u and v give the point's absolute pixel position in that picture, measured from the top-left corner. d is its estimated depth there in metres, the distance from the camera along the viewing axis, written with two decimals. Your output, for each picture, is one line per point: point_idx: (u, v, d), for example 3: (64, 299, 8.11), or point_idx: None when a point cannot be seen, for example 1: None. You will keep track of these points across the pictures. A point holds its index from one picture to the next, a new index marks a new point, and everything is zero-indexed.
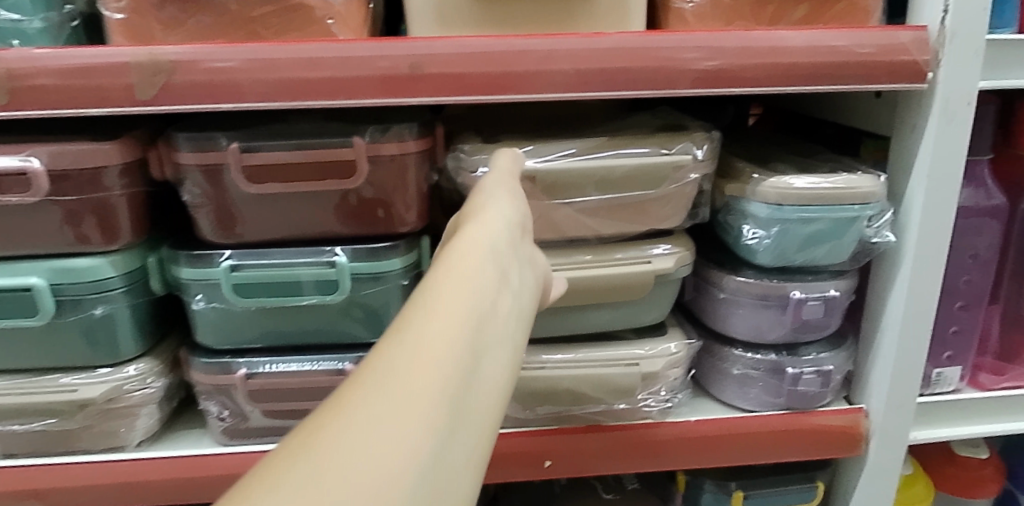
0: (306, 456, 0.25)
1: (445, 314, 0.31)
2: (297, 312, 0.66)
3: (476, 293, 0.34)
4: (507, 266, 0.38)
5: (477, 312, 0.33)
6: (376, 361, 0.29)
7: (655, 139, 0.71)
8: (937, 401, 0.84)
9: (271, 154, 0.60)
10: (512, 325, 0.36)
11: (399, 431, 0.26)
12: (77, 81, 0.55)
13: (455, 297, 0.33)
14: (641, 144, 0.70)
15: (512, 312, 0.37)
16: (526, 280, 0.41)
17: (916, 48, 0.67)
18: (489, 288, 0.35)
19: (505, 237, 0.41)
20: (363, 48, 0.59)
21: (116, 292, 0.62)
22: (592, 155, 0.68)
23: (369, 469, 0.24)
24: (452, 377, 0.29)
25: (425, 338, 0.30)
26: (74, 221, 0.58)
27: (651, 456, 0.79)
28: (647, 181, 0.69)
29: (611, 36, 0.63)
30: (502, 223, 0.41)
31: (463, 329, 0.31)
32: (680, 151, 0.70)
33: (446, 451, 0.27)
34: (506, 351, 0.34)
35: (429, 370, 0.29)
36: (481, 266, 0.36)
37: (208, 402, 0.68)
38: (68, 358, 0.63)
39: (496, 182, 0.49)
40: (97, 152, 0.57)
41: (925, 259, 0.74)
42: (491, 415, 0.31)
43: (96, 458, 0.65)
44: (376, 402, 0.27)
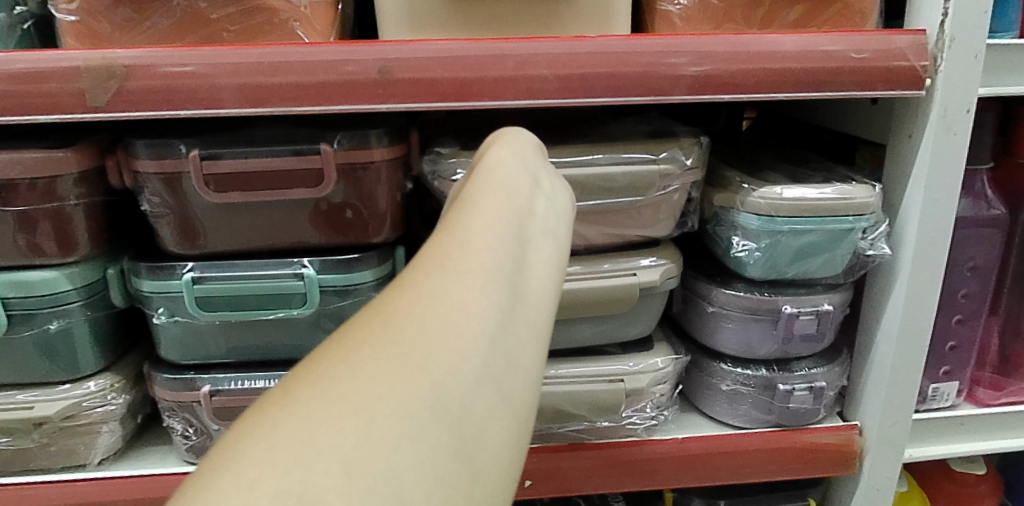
0: (295, 390, 0.23)
1: (451, 244, 0.29)
2: (265, 327, 0.63)
3: (489, 215, 0.31)
4: (533, 188, 0.35)
5: (507, 237, 0.30)
6: (378, 297, 0.27)
7: (644, 144, 0.67)
8: (933, 418, 0.81)
9: (232, 163, 0.57)
10: (548, 245, 0.33)
11: (401, 366, 0.23)
12: (24, 86, 0.52)
13: (463, 223, 0.30)
14: (626, 151, 0.67)
15: (547, 234, 0.33)
16: (564, 200, 0.37)
17: (913, 53, 0.64)
18: (508, 213, 0.31)
19: (525, 161, 0.37)
20: (330, 52, 0.56)
21: (73, 306, 0.60)
22: (576, 160, 0.66)
23: (364, 402, 0.22)
24: (465, 306, 0.26)
25: (431, 279, 0.27)
26: (26, 230, 0.56)
27: (636, 475, 0.76)
28: (632, 189, 0.66)
29: (593, 40, 0.60)
30: (519, 154, 0.38)
31: (475, 255, 0.28)
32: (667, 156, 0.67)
33: (467, 381, 0.24)
34: (543, 270, 0.31)
35: (433, 299, 0.26)
36: (496, 190, 0.33)
37: (172, 420, 0.65)
38: (23, 374, 0.60)
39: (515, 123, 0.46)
40: (50, 160, 0.55)
41: (921, 272, 0.71)
42: (532, 338, 0.28)
43: (54, 478, 0.62)
44: (371, 336, 0.24)
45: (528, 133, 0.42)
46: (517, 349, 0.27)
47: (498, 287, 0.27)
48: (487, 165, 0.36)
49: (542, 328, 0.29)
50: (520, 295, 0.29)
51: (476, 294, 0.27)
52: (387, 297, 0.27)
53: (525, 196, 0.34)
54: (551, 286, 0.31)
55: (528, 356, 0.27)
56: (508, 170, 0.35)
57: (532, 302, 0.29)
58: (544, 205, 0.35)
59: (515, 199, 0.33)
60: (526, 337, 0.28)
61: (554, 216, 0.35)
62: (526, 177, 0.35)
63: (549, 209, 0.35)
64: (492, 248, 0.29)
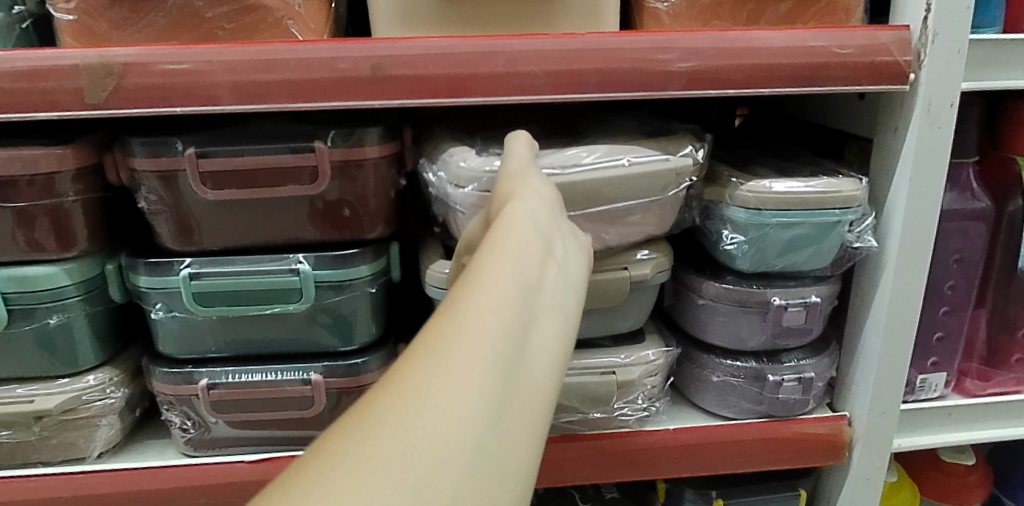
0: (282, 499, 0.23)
1: (452, 331, 0.28)
2: (261, 321, 0.64)
3: (496, 292, 0.30)
4: (544, 257, 0.35)
5: (510, 324, 0.30)
6: (379, 383, 0.27)
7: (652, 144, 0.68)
8: (921, 408, 0.83)
9: (229, 160, 0.58)
10: (553, 322, 0.33)
11: (385, 477, 0.24)
12: (23, 84, 0.53)
13: (471, 300, 0.30)
14: (641, 150, 0.66)
15: (551, 314, 0.33)
16: (572, 271, 0.37)
17: (897, 48, 0.65)
18: (514, 293, 0.31)
19: (539, 225, 0.37)
20: (322, 49, 0.57)
21: (72, 301, 0.61)
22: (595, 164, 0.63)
23: None
24: (457, 407, 0.26)
25: (428, 373, 0.27)
26: (26, 226, 0.57)
27: (629, 465, 0.77)
28: (646, 191, 0.65)
29: (582, 37, 0.61)
30: (532, 221, 0.37)
31: (476, 345, 0.28)
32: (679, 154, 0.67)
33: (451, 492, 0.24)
34: (544, 352, 0.31)
35: (426, 398, 0.26)
36: (508, 262, 0.32)
37: (171, 413, 0.66)
38: (23, 368, 0.61)
39: (530, 165, 0.45)
40: (49, 157, 0.56)
41: (906, 264, 0.72)
42: (524, 433, 0.28)
43: (54, 470, 0.63)
44: (362, 439, 0.25)
45: (541, 189, 0.42)
46: (507, 450, 0.27)
47: (493, 383, 0.27)
48: (500, 230, 0.35)
49: (538, 420, 0.29)
50: (518, 386, 0.29)
51: (474, 385, 0.27)
52: (387, 384, 0.27)
53: (536, 269, 0.33)
54: (552, 367, 0.31)
55: (519, 456, 0.27)
56: (522, 237, 0.35)
57: (529, 390, 0.29)
58: (552, 279, 0.35)
59: (525, 272, 0.32)
60: (520, 432, 0.28)
61: (560, 292, 0.35)
62: (538, 247, 0.35)
63: (556, 283, 0.35)
64: (492, 336, 0.28)
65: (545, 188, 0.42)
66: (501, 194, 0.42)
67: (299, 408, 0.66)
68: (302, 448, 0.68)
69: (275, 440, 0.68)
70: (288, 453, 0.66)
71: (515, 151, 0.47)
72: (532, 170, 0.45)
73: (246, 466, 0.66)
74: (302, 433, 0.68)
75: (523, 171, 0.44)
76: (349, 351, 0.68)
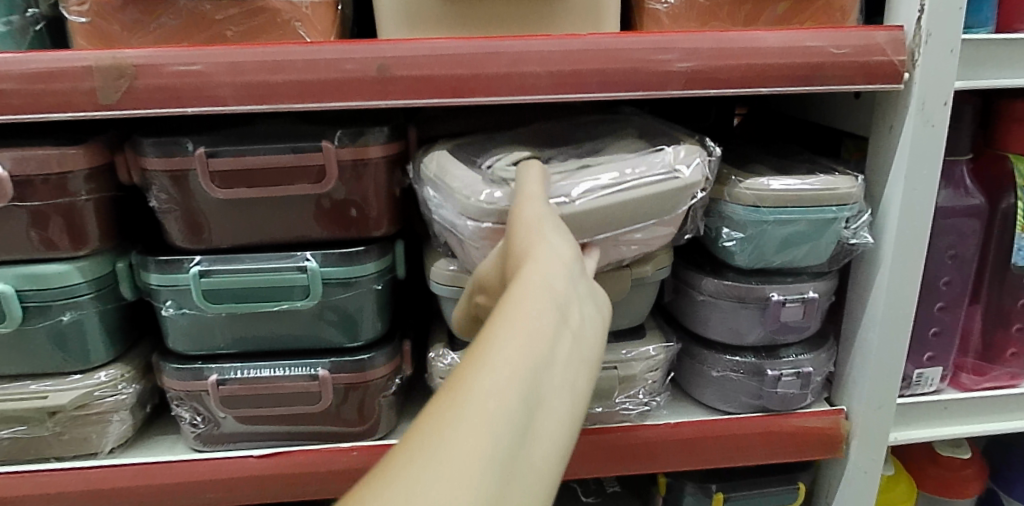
0: None
1: (468, 397, 0.29)
2: (269, 318, 0.65)
3: (499, 376, 0.30)
4: (564, 309, 0.35)
5: (526, 390, 0.30)
6: (395, 448, 0.28)
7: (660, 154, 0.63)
8: (917, 403, 0.84)
9: (238, 159, 0.59)
10: (569, 379, 0.33)
11: None
12: (38, 85, 0.55)
13: (489, 361, 0.30)
14: (649, 165, 0.60)
15: (568, 372, 0.33)
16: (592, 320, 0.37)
17: (892, 48, 0.66)
18: (530, 355, 0.31)
19: (555, 289, 0.35)
20: (329, 51, 0.58)
21: (84, 298, 0.62)
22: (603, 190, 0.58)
23: None
24: (468, 478, 0.26)
25: (440, 443, 0.27)
26: (39, 225, 0.58)
27: (630, 459, 0.78)
28: (654, 212, 0.60)
29: (583, 38, 0.62)
30: (552, 268, 0.36)
31: (490, 414, 0.28)
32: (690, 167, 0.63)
33: None
34: (559, 414, 0.31)
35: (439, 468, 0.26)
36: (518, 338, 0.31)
37: (181, 408, 0.67)
38: (37, 365, 0.63)
39: (547, 212, 0.44)
40: (63, 157, 0.57)
41: (902, 260, 0.74)
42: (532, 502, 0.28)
43: (68, 465, 0.64)
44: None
45: (562, 242, 0.40)
46: None
47: (504, 455, 0.27)
48: (512, 297, 0.34)
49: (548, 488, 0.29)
50: (515, 479, 0.28)
51: (486, 457, 0.27)
52: (403, 450, 0.27)
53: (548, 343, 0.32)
54: (566, 429, 0.31)
55: None
56: (532, 308, 0.33)
57: (541, 456, 0.29)
58: (566, 351, 0.33)
59: (534, 349, 0.31)
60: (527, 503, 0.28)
61: (573, 363, 0.33)
62: (557, 299, 0.35)
63: (570, 353, 0.34)
64: (506, 404, 0.29)
65: (567, 241, 0.40)
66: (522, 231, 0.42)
67: (307, 403, 0.67)
68: (309, 443, 0.69)
69: (283, 435, 0.69)
70: (296, 448, 0.67)
71: (528, 196, 0.45)
72: (552, 217, 0.43)
73: (254, 461, 0.67)
74: (309, 428, 0.69)
75: (541, 219, 0.42)
76: (356, 347, 0.69)
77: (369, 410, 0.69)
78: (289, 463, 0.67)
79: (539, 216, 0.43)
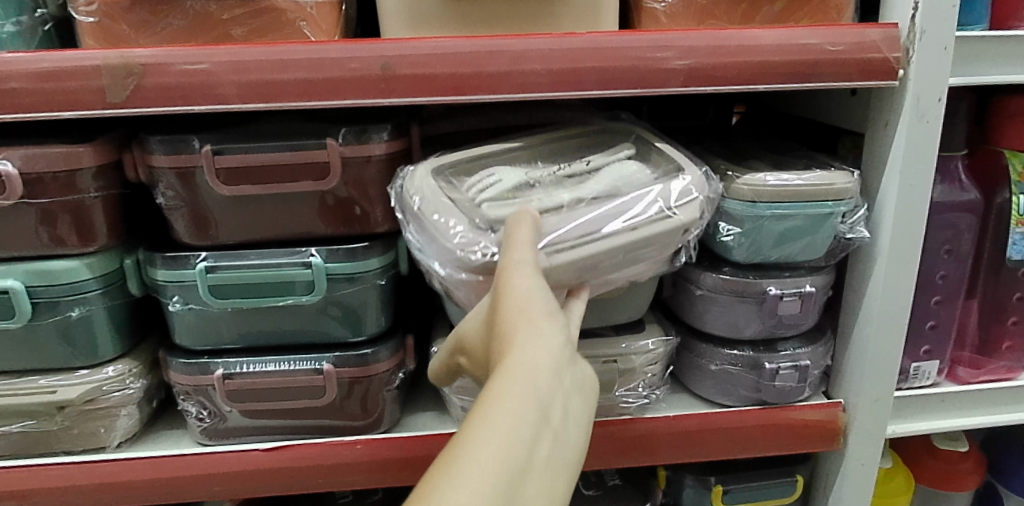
0: None
1: None
2: (274, 313, 0.66)
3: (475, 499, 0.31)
4: (544, 418, 0.35)
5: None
6: None
7: (653, 190, 0.59)
8: (913, 395, 0.85)
9: (243, 157, 0.61)
10: (541, 493, 0.34)
11: None
12: (48, 83, 0.56)
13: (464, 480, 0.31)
14: (642, 201, 0.58)
15: (541, 487, 0.34)
16: (574, 417, 0.38)
17: (886, 45, 0.68)
18: (507, 477, 0.32)
19: (537, 397, 0.36)
20: (334, 50, 0.59)
21: (92, 294, 0.63)
22: (593, 234, 0.55)
23: None
24: None
25: None
26: (49, 222, 0.59)
27: (630, 452, 0.80)
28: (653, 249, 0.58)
29: (582, 36, 0.63)
30: (539, 366, 0.37)
31: None
32: (688, 203, 0.59)
33: None
34: None
35: None
36: (488, 461, 0.32)
37: (187, 402, 0.68)
38: (46, 359, 0.64)
39: (537, 284, 0.42)
40: (72, 155, 0.58)
41: (898, 253, 0.75)
42: None
43: (76, 459, 0.65)
44: None
45: (549, 328, 0.39)
46: None
47: None
48: (491, 405, 0.35)
49: None
50: None
51: None
52: None
53: (519, 465, 0.33)
54: None
55: None
56: (513, 420, 0.34)
57: None
58: (541, 464, 0.34)
59: (511, 468, 0.32)
60: None
61: (548, 476, 0.35)
62: (539, 408, 0.35)
63: (545, 464, 0.35)
64: None
65: (555, 324, 0.40)
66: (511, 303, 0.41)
67: (311, 397, 0.68)
68: (313, 436, 0.70)
69: (287, 429, 0.69)
70: (300, 441, 0.68)
71: (517, 258, 0.45)
72: (543, 291, 0.42)
73: (259, 454, 0.67)
74: (313, 422, 0.70)
75: (531, 294, 0.41)
76: (360, 342, 0.70)
77: (373, 404, 0.70)
78: (294, 456, 0.68)
79: (530, 285, 0.42)
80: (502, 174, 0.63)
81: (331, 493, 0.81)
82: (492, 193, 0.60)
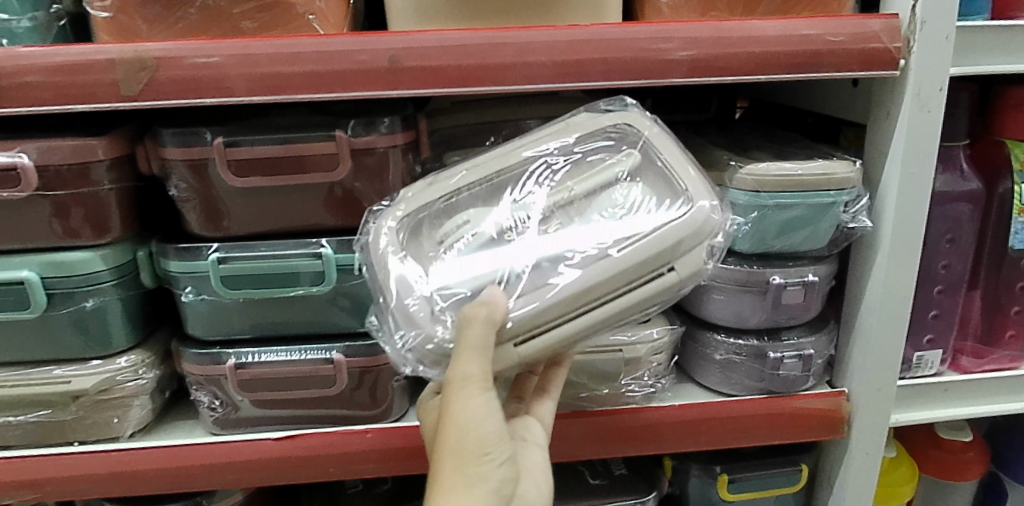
0: None
1: None
2: (285, 303, 0.67)
3: None
4: None
5: None
6: None
7: (634, 251, 0.53)
8: (917, 384, 0.85)
9: (253, 148, 0.62)
10: None
11: None
12: (64, 77, 0.57)
13: None
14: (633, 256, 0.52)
15: None
16: None
17: (887, 35, 0.68)
18: None
19: None
20: (342, 43, 0.60)
21: (106, 285, 0.64)
22: (570, 302, 0.52)
23: None
24: None
25: None
26: (63, 215, 0.60)
27: (636, 440, 0.80)
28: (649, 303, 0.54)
29: (586, 28, 0.64)
30: None
31: None
32: (688, 255, 0.54)
33: None
34: None
35: None
36: None
37: (199, 392, 0.69)
38: (61, 350, 0.65)
39: (482, 412, 0.50)
40: (86, 147, 0.59)
41: (901, 242, 0.75)
42: None
43: (90, 448, 0.66)
44: None
45: (478, 471, 0.49)
46: None
47: None
48: None
49: None
50: None
51: None
52: None
53: None
54: None
55: None
56: None
57: None
58: None
59: None
60: None
61: None
62: None
63: None
64: None
65: (486, 468, 0.50)
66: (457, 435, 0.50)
67: (323, 386, 0.69)
68: (323, 426, 0.71)
69: (298, 419, 0.70)
70: (311, 430, 0.69)
71: (467, 375, 0.50)
72: (487, 426, 0.50)
73: (270, 443, 0.68)
74: (324, 411, 0.71)
75: (473, 430, 0.50)
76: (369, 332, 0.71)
77: (381, 394, 0.71)
78: (305, 446, 0.68)
79: (477, 419, 0.50)
80: (481, 217, 0.59)
81: (341, 483, 0.82)
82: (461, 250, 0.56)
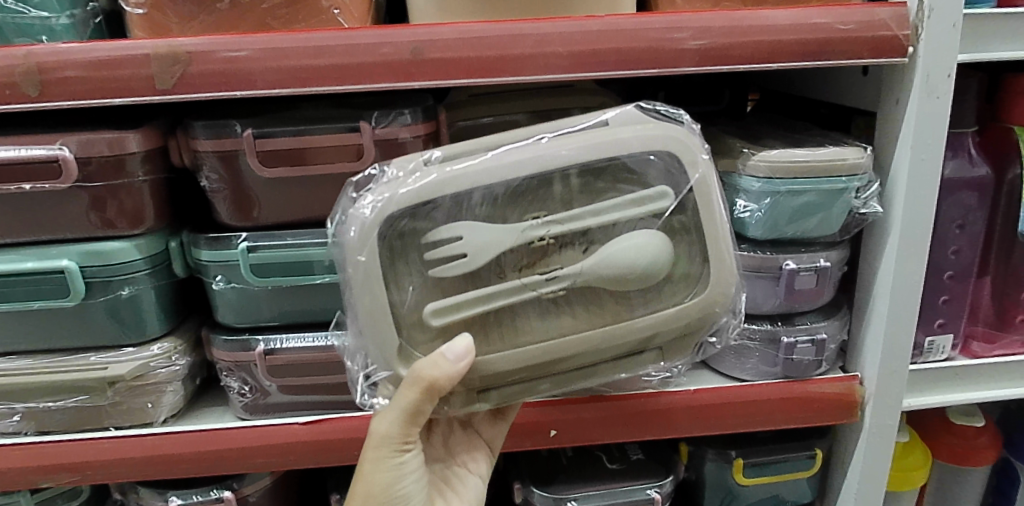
0: None
1: None
2: (311, 291, 0.69)
3: None
4: None
5: None
6: None
7: (620, 334, 0.58)
8: (929, 367, 0.86)
9: (281, 140, 0.64)
10: None
11: None
12: (101, 72, 0.59)
13: None
14: (614, 327, 0.58)
15: None
16: None
17: (895, 23, 0.70)
18: None
19: None
20: (367, 36, 0.62)
21: (141, 274, 0.66)
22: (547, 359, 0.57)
23: None
24: None
25: None
26: (99, 206, 0.62)
27: (653, 423, 0.82)
28: (616, 362, 0.61)
29: (602, 19, 0.66)
30: None
31: None
32: (669, 339, 0.61)
33: None
34: None
35: None
36: None
37: (229, 378, 0.72)
38: (98, 338, 0.67)
39: (393, 475, 0.57)
40: (123, 140, 0.61)
41: (913, 225, 0.76)
42: None
43: (125, 433, 0.68)
44: None
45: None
46: None
47: None
48: None
49: None
50: None
51: None
52: None
53: None
54: None
55: None
56: None
57: None
58: None
59: None
60: None
61: None
62: None
63: None
64: None
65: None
66: (367, 474, 0.57)
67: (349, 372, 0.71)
68: (349, 411, 0.72)
69: (324, 404, 0.72)
70: (338, 414, 0.71)
71: (387, 430, 0.56)
72: (395, 476, 0.57)
73: (299, 427, 0.70)
74: (349, 397, 0.72)
75: (386, 480, 0.57)
76: None
77: None
78: (332, 430, 0.70)
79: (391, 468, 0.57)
80: (474, 233, 0.53)
81: None
82: (444, 271, 0.53)
